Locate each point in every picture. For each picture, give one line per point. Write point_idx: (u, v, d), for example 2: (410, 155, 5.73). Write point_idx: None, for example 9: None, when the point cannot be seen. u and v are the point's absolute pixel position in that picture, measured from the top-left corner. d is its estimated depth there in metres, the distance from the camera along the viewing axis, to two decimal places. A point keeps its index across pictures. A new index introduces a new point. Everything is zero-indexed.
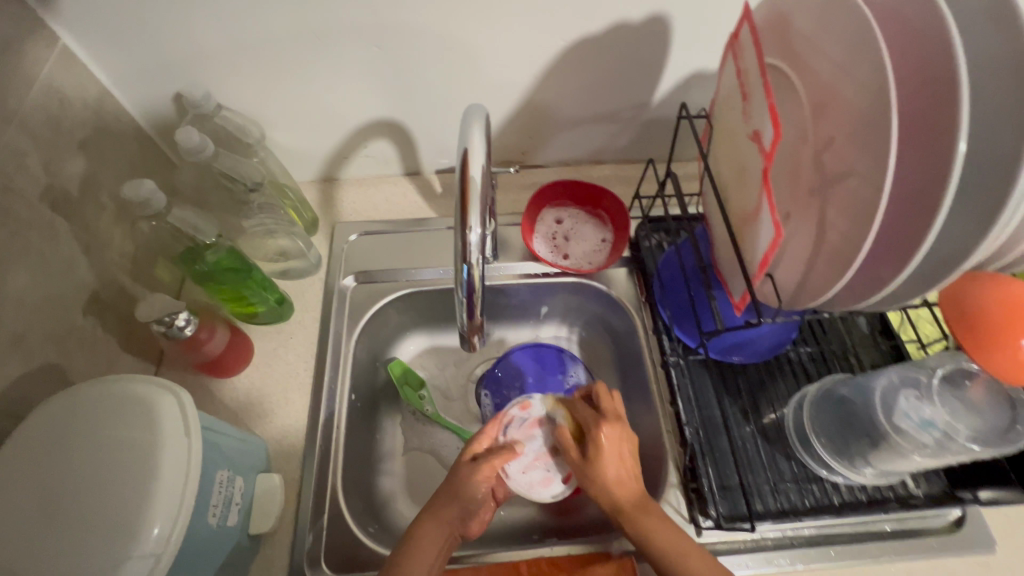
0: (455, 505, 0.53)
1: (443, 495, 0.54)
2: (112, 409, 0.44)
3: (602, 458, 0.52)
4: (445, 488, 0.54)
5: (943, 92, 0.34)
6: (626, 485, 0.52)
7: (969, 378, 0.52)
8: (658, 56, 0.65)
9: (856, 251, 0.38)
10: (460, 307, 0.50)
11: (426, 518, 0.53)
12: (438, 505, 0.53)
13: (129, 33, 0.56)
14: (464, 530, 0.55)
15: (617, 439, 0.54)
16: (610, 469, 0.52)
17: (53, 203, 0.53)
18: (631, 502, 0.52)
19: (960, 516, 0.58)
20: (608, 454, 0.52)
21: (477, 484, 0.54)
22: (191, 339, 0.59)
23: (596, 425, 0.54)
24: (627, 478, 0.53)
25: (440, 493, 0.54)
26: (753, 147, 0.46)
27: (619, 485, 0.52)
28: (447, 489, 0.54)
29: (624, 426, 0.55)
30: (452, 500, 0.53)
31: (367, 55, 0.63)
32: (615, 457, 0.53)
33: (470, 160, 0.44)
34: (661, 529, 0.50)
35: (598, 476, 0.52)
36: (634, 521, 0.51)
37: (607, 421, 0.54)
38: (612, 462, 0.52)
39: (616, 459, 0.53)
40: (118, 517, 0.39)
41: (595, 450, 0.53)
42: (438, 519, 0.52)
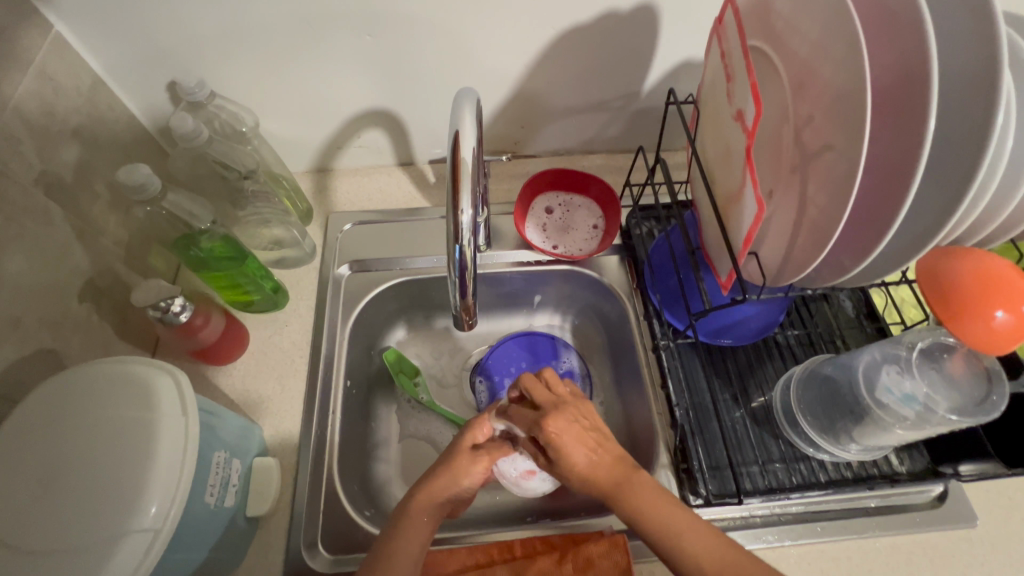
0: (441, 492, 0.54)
1: (431, 479, 0.55)
2: (110, 388, 0.44)
3: (559, 448, 0.51)
4: (430, 474, 0.55)
5: (915, 69, 0.35)
6: (597, 467, 0.51)
7: (949, 353, 0.52)
8: (647, 45, 0.67)
9: (835, 225, 0.39)
10: (452, 288, 0.51)
11: (413, 502, 0.53)
12: (424, 490, 0.54)
13: (122, 21, 0.57)
14: (455, 508, 0.57)
15: (571, 426, 0.52)
16: (573, 456, 0.51)
17: (48, 189, 0.53)
18: (606, 484, 0.50)
19: (943, 491, 0.59)
20: (564, 443, 0.51)
21: (463, 470, 0.56)
22: (187, 325, 0.59)
23: (544, 423, 0.52)
24: (594, 461, 0.51)
25: (425, 477, 0.55)
26: (738, 127, 0.47)
27: (588, 468, 0.51)
28: (430, 475, 0.55)
29: (572, 410, 0.54)
30: (438, 484, 0.54)
31: (359, 44, 0.64)
32: (574, 445, 0.51)
33: (461, 141, 0.44)
34: (646, 505, 0.49)
35: (562, 465, 0.51)
36: (617, 499, 0.50)
37: (556, 414, 0.53)
38: (572, 450, 0.51)
39: (577, 445, 0.51)
40: (117, 494, 0.40)
41: (555, 449, 0.51)
42: (425, 504, 0.53)
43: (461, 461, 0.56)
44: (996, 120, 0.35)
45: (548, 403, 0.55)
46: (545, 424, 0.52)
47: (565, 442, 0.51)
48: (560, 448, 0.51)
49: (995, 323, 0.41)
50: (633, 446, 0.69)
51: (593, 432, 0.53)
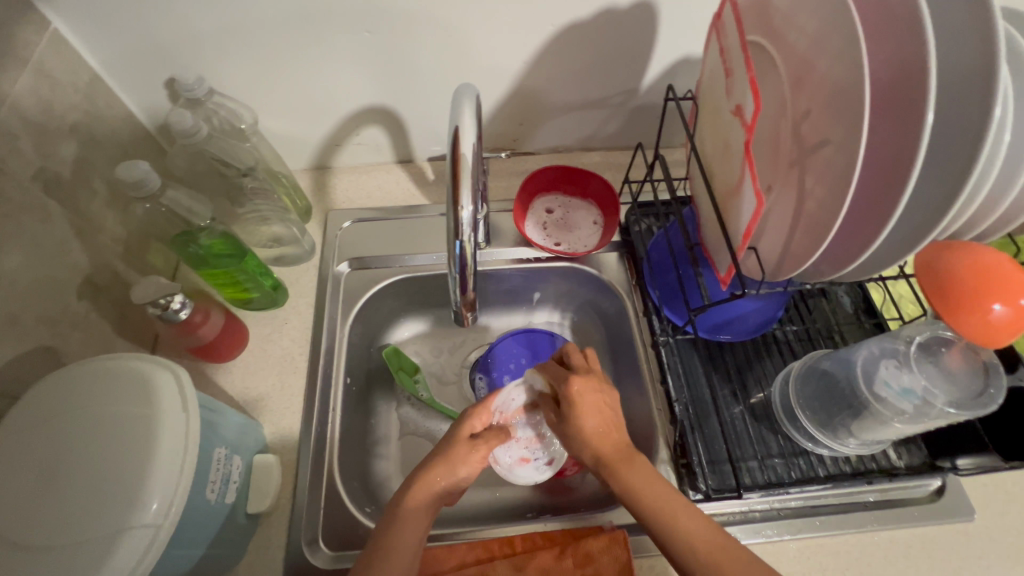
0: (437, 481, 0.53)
1: (427, 467, 0.54)
2: (110, 385, 0.44)
3: (578, 410, 0.54)
4: (426, 463, 0.55)
5: (913, 63, 0.35)
6: (609, 437, 0.53)
7: (946, 346, 0.53)
8: (645, 41, 0.67)
9: (833, 219, 0.39)
10: (453, 283, 0.51)
11: (409, 491, 0.52)
12: (419, 482, 0.53)
13: (120, 18, 0.57)
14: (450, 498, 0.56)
15: (590, 392, 0.55)
16: (588, 422, 0.53)
17: (46, 186, 0.53)
18: (612, 459, 0.52)
19: (941, 486, 0.60)
20: (584, 405, 0.54)
21: (460, 457, 0.55)
22: (187, 322, 0.59)
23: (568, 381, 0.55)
24: (607, 431, 0.53)
25: (422, 467, 0.55)
26: (736, 122, 0.47)
27: (600, 435, 0.53)
28: (426, 464, 0.54)
29: (596, 378, 0.56)
30: (434, 471, 0.53)
31: (358, 41, 0.64)
32: (592, 410, 0.54)
33: (461, 137, 0.44)
34: (647, 484, 0.50)
35: (577, 428, 0.54)
36: (621, 476, 0.51)
37: (581, 376, 0.55)
38: (589, 415, 0.54)
39: (593, 412, 0.54)
40: (118, 489, 0.40)
41: (572, 407, 0.54)
42: (420, 494, 0.52)
43: (458, 446, 0.55)
44: (993, 113, 0.35)
45: (578, 369, 0.58)
46: (571, 382, 0.55)
47: (586, 408, 0.54)
48: (578, 410, 0.54)
49: (993, 316, 0.41)
50: (633, 442, 0.69)
51: (609, 404, 0.55)
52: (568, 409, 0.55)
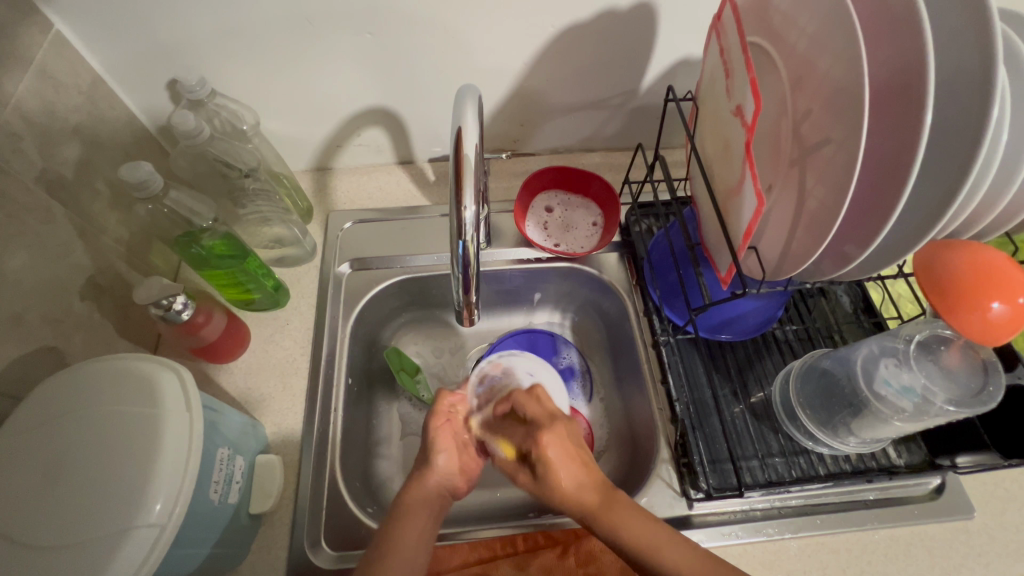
0: (438, 473, 0.57)
1: (426, 465, 0.57)
2: (115, 385, 0.44)
3: (549, 468, 0.53)
4: (422, 460, 0.58)
5: (912, 64, 0.36)
6: (585, 489, 0.52)
7: (945, 345, 0.53)
8: (645, 42, 0.67)
9: (834, 218, 0.40)
10: (456, 283, 0.52)
11: (409, 489, 0.55)
12: (418, 482, 0.56)
13: (123, 20, 0.57)
14: (457, 491, 0.59)
15: (559, 442, 0.55)
16: (560, 477, 0.53)
17: (48, 187, 0.53)
18: (591, 504, 0.51)
19: (940, 483, 0.60)
20: (554, 462, 0.53)
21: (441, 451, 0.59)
22: (190, 322, 0.59)
23: (538, 440, 0.55)
24: (583, 483, 0.52)
25: (419, 466, 0.58)
26: (737, 122, 0.48)
27: (575, 488, 0.52)
28: (424, 460, 0.58)
29: (563, 429, 0.57)
30: (432, 469, 0.57)
31: (360, 42, 0.64)
32: (563, 462, 0.54)
33: (464, 138, 0.45)
34: (631, 524, 0.49)
35: (551, 484, 0.53)
36: (605, 518, 0.50)
37: (550, 430, 0.56)
38: (561, 470, 0.53)
39: (565, 466, 0.53)
40: (122, 489, 0.40)
41: (544, 465, 0.54)
42: (421, 488, 0.55)
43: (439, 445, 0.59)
44: (991, 114, 0.35)
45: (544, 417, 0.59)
46: (538, 441, 0.55)
47: (555, 462, 0.54)
48: (549, 465, 0.53)
49: (992, 313, 0.41)
50: (634, 442, 0.69)
51: (579, 452, 0.55)
52: (540, 466, 0.54)
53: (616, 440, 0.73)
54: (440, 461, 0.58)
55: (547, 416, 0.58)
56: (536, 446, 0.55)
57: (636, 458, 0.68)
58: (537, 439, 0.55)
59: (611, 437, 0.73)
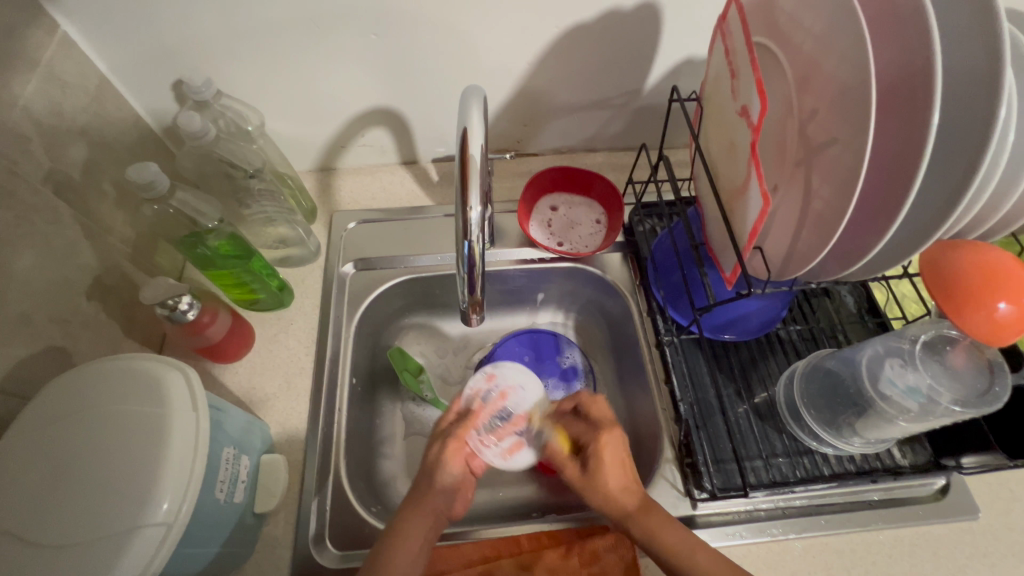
0: (434, 497, 0.54)
1: (423, 487, 0.54)
2: (122, 385, 0.45)
3: (602, 467, 0.54)
4: (421, 481, 0.55)
5: (918, 64, 0.36)
6: (630, 494, 0.53)
7: (951, 345, 0.53)
8: (649, 42, 0.67)
9: (840, 218, 0.40)
10: (461, 283, 0.52)
11: (408, 512, 0.53)
12: (416, 500, 0.54)
13: (129, 21, 0.57)
14: (453, 512, 0.56)
15: (616, 444, 0.55)
16: (611, 477, 0.54)
17: (56, 188, 0.54)
18: (629, 511, 0.52)
19: (945, 484, 0.60)
20: (608, 462, 0.54)
21: (450, 469, 0.56)
22: (194, 322, 0.59)
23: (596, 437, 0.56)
24: (629, 488, 0.54)
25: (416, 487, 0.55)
26: (742, 122, 0.48)
27: (619, 489, 0.53)
28: (422, 479, 0.55)
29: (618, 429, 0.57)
30: (431, 492, 0.54)
31: (364, 43, 0.64)
32: (617, 463, 0.54)
33: (469, 138, 0.45)
34: (669, 528, 0.51)
35: (600, 485, 0.54)
36: (640, 524, 0.51)
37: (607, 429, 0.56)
38: (612, 471, 0.54)
39: (617, 468, 0.54)
40: (130, 488, 0.40)
41: (597, 461, 0.54)
42: (420, 512, 0.53)
43: (450, 463, 0.56)
44: (998, 114, 0.35)
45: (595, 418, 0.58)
46: (600, 438, 0.55)
47: (607, 462, 0.54)
48: (601, 465, 0.54)
49: (999, 313, 0.41)
50: (637, 442, 0.69)
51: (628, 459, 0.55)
52: (592, 461, 0.55)
53: None
54: (449, 479, 0.56)
55: (598, 417, 0.58)
56: (594, 443, 0.55)
57: (640, 458, 0.68)
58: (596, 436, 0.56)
59: None
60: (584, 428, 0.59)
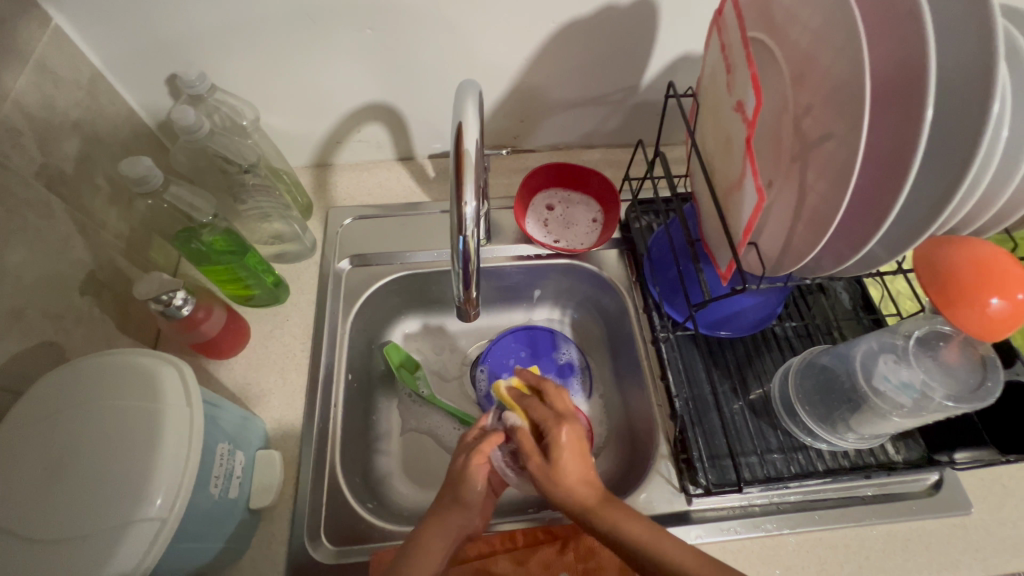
0: (456, 514, 0.53)
1: (447, 505, 0.53)
2: (115, 380, 0.45)
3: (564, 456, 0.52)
4: (444, 500, 0.54)
5: (913, 60, 0.36)
6: (589, 485, 0.51)
7: (944, 341, 0.53)
8: (646, 38, 0.67)
9: (833, 214, 0.40)
10: (456, 279, 0.52)
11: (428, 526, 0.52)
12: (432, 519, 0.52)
13: (122, 15, 0.57)
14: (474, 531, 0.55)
15: (577, 437, 0.54)
16: (571, 468, 0.51)
17: (48, 182, 0.53)
18: (588, 499, 0.50)
19: (938, 480, 0.60)
20: (569, 450, 0.52)
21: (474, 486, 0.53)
22: (189, 318, 0.59)
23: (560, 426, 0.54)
24: (587, 478, 0.51)
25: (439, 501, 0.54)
26: (737, 117, 0.48)
27: (580, 481, 0.51)
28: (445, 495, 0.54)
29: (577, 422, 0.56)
30: (455, 509, 0.53)
31: (360, 37, 0.64)
32: (577, 456, 0.52)
33: (464, 133, 0.44)
34: (630, 521, 0.48)
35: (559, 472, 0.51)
36: (601, 517, 0.48)
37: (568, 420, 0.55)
38: (572, 460, 0.52)
39: (577, 459, 0.52)
40: (124, 483, 0.40)
41: (559, 453, 0.52)
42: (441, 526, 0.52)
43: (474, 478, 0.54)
44: (991, 110, 0.36)
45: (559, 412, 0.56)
46: (563, 428, 0.53)
47: (565, 450, 0.52)
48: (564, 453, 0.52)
49: (991, 309, 0.41)
50: (633, 438, 0.69)
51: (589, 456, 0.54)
52: (554, 452, 0.52)
53: (615, 436, 0.73)
54: (473, 496, 0.54)
55: (562, 411, 0.56)
56: (554, 435, 0.53)
57: (635, 454, 0.68)
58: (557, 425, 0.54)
59: (611, 434, 0.74)
60: (548, 414, 0.56)
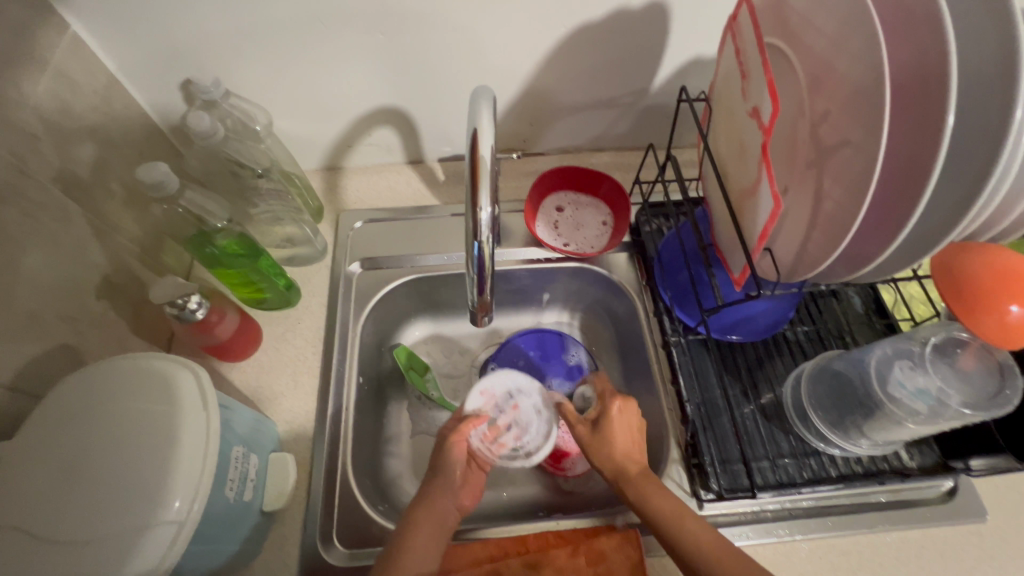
0: (444, 490, 0.58)
1: (431, 490, 0.57)
2: (134, 384, 0.45)
3: (610, 424, 0.59)
4: (432, 478, 0.59)
5: (933, 69, 0.35)
6: (631, 457, 0.57)
7: (961, 348, 0.53)
8: (658, 42, 0.67)
9: (851, 220, 0.40)
10: (470, 284, 0.52)
11: (423, 502, 0.56)
12: (429, 501, 0.56)
13: (137, 21, 0.57)
14: (465, 504, 0.59)
15: (629, 413, 0.59)
16: (618, 437, 0.58)
17: (65, 186, 0.54)
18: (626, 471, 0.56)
19: (953, 486, 0.60)
20: (616, 423, 0.59)
21: (454, 460, 0.59)
22: (203, 321, 0.60)
23: (610, 398, 0.60)
24: (632, 453, 0.57)
25: (427, 487, 0.58)
26: (753, 123, 0.48)
27: (621, 451, 0.57)
28: (437, 473, 0.59)
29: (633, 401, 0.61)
30: (441, 483, 0.58)
31: (372, 43, 0.64)
32: (621, 429, 0.58)
33: (478, 140, 0.44)
34: (661, 494, 0.53)
35: (604, 440, 0.58)
36: (636, 485, 0.55)
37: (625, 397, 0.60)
38: (620, 433, 0.58)
39: (625, 430, 0.58)
40: (143, 486, 0.41)
41: (606, 420, 0.59)
42: (433, 508, 0.56)
43: (455, 453, 0.60)
44: (1013, 116, 0.35)
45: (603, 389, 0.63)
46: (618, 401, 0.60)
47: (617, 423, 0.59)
48: (609, 425, 0.58)
49: (1011, 316, 0.41)
50: (644, 442, 0.69)
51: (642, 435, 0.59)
52: (603, 422, 0.59)
53: None
54: (454, 468, 0.59)
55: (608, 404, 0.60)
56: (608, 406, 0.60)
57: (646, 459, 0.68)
58: (609, 398, 0.60)
59: None
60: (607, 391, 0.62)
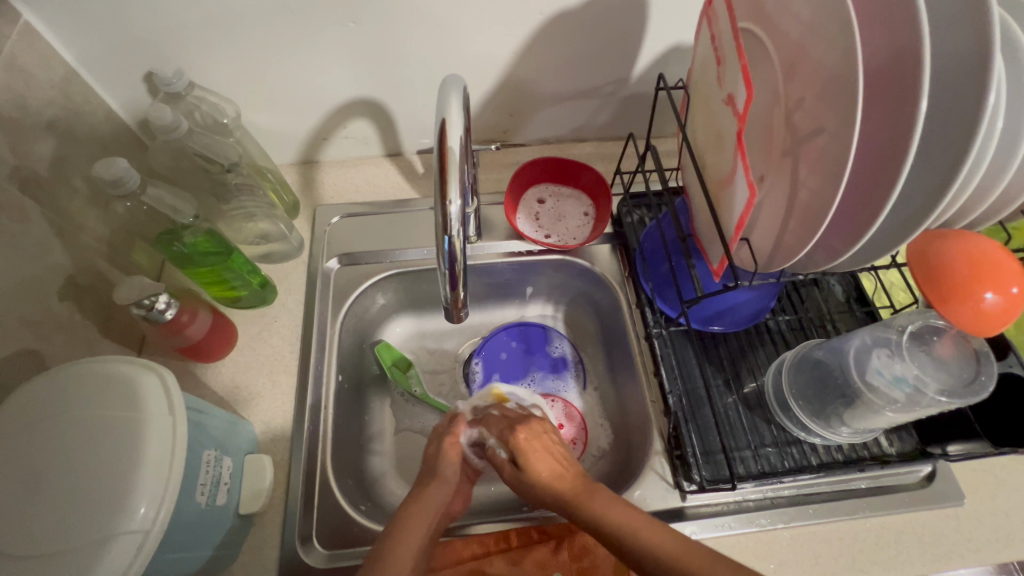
0: (438, 489, 0.57)
1: (420, 493, 0.56)
2: (95, 389, 0.43)
3: (529, 459, 0.56)
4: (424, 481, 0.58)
5: (906, 53, 0.35)
6: (562, 480, 0.54)
7: (938, 335, 0.53)
8: (635, 29, 0.66)
9: (826, 209, 0.39)
10: (442, 280, 0.50)
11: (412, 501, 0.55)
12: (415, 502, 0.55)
13: (94, 10, 0.55)
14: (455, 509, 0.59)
15: (537, 440, 0.59)
16: (541, 465, 0.56)
17: (22, 184, 0.51)
18: (573, 492, 0.52)
19: (931, 471, 0.61)
20: (532, 453, 0.57)
21: (450, 467, 0.59)
22: (173, 321, 0.58)
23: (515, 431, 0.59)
24: (560, 472, 0.55)
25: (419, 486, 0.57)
26: (728, 111, 0.47)
27: (552, 475, 0.55)
28: (433, 475, 0.58)
29: (537, 425, 0.61)
30: (436, 485, 0.57)
31: (344, 31, 0.62)
32: (541, 455, 0.57)
33: (447, 130, 0.43)
34: (612, 507, 0.48)
35: (530, 476, 0.56)
36: (583, 504, 0.50)
37: (525, 426, 0.60)
38: (538, 461, 0.56)
39: (543, 457, 0.56)
40: (106, 496, 0.39)
41: (523, 456, 0.57)
42: (421, 505, 0.55)
43: (450, 458, 0.60)
44: (987, 100, 0.35)
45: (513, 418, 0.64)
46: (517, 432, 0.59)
47: (533, 452, 0.57)
48: (529, 458, 0.56)
49: (984, 304, 0.41)
50: (629, 434, 0.69)
51: (560, 452, 0.58)
52: (520, 457, 0.57)
53: (609, 433, 0.73)
54: (450, 473, 0.59)
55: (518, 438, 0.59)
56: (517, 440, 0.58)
57: (630, 452, 0.67)
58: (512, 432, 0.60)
59: (608, 427, 0.73)
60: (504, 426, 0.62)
